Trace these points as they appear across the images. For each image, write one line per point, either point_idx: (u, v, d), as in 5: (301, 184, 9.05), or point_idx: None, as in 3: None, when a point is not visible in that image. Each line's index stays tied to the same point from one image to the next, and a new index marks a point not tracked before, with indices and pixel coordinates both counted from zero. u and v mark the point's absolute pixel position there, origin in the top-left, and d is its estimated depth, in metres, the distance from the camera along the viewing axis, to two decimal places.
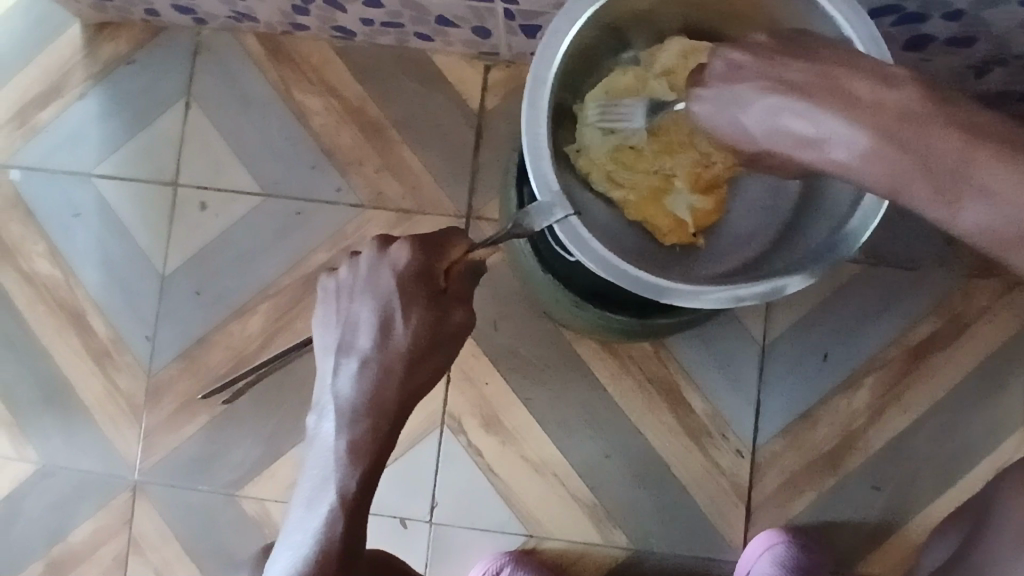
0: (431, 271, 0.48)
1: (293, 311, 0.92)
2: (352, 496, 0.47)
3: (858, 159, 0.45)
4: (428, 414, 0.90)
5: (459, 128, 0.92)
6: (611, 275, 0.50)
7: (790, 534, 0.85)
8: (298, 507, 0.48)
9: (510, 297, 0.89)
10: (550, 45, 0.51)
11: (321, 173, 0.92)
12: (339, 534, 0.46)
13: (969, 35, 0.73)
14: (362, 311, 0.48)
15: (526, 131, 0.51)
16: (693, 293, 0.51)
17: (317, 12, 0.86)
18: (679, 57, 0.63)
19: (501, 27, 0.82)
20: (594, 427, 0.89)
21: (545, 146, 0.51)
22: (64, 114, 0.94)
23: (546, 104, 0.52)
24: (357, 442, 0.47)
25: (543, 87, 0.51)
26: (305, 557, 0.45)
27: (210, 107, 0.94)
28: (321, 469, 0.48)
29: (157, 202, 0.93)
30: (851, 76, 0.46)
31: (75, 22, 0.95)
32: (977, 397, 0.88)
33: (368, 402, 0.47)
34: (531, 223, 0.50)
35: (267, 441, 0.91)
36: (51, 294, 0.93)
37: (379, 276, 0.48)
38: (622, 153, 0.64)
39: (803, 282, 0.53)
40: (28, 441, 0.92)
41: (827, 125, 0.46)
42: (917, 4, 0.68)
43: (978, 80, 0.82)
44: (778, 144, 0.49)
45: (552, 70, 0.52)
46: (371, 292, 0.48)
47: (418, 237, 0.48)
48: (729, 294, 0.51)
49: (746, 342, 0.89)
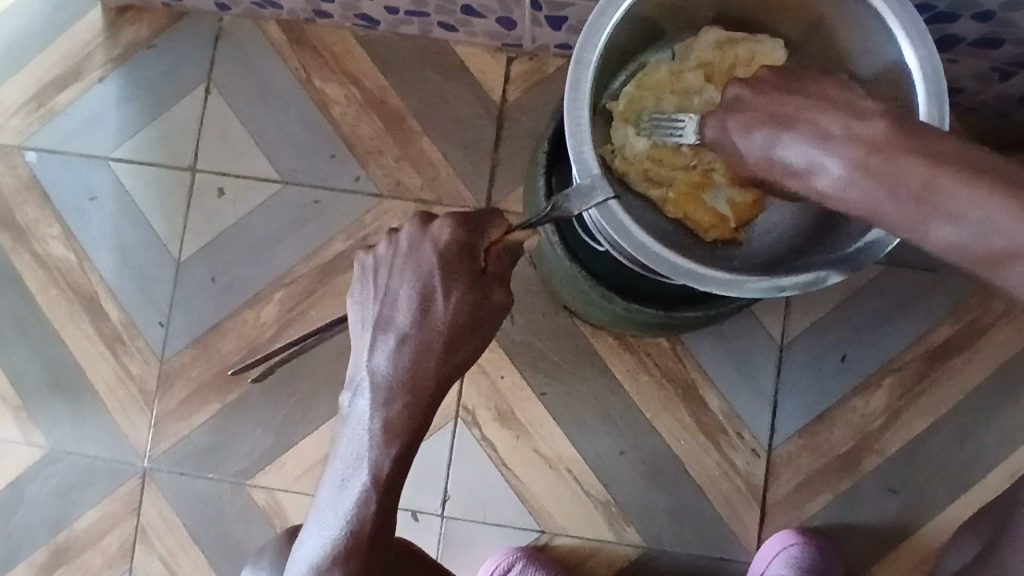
0: (473, 250, 0.47)
1: (309, 300, 0.91)
2: (385, 477, 0.47)
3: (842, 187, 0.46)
4: (442, 407, 0.89)
5: (480, 120, 0.91)
6: (652, 262, 0.50)
7: (804, 536, 0.85)
8: (330, 484, 0.49)
9: (527, 291, 0.88)
10: (594, 29, 0.51)
11: (340, 162, 0.92)
12: (372, 514, 0.47)
13: (999, 36, 0.73)
14: (402, 287, 0.47)
15: (568, 113, 0.50)
16: (731, 283, 0.50)
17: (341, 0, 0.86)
18: (715, 48, 0.64)
19: (526, 18, 0.82)
20: (609, 423, 0.88)
21: (587, 129, 0.50)
22: (82, 97, 0.94)
23: (588, 87, 0.51)
24: (393, 421, 0.47)
25: (585, 71, 0.51)
26: (338, 535, 0.46)
27: (230, 94, 0.93)
28: (354, 448, 0.48)
29: (174, 187, 0.93)
30: (823, 111, 0.48)
31: (96, 4, 0.94)
32: (995, 401, 0.88)
33: (405, 380, 0.47)
34: (569, 206, 0.50)
35: (278, 430, 0.91)
36: (64, 278, 0.92)
37: (421, 253, 0.47)
38: (659, 151, 0.63)
39: (842, 276, 0.53)
40: (37, 426, 0.91)
41: (810, 156, 0.48)
42: (949, 3, 0.68)
43: (1004, 82, 0.81)
44: (775, 174, 0.51)
45: (596, 53, 0.51)
46: (412, 268, 0.47)
47: (460, 215, 0.48)
48: (769, 283, 0.51)
49: (764, 341, 0.89)
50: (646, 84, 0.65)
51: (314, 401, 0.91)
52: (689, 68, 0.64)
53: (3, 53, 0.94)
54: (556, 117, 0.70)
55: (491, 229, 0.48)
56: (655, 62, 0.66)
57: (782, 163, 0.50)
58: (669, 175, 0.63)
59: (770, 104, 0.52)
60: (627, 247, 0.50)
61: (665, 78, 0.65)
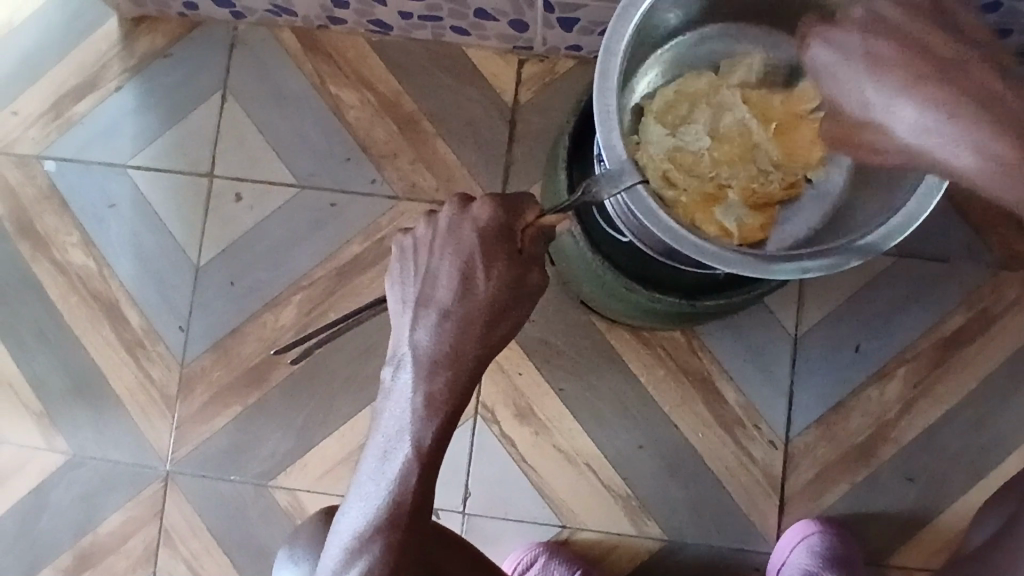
0: (511, 229, 0.49)
1: (328, 301, 0.92)
2: (427, 450, 0.48)
3: (978, 166, 0.46)
4: (461, 405, 0.90)
5: (493, 121, 0.93)
6: (682, 247, 0.51)
7: (823, 525, 0.85)
8: (372, 456, 0.50)
9: (542, 288, 0.90)
10: (624, 17, 0.52)
11: (356, 165, 0.93)
12: (413, 486, 0.48)
13: (1006, 25, 0.74)
14: (443, 266, 0.48)
15: (598, 101, 0.51)
16: (759, 265, 0.52)
17: (356, 6, 0.87)
18: (756, 76, 0.69)
19: (539, 20, 0.84)
20: (627, 418, 0.89)
21: (616, 117, 0.51)
22: (100, 106, 0.95)
23: (617, 74, 0.52)
24: (434, 394, 0.48)
25: (615, 58, 0.52)
26: (380, 506, 0.48)
27: (246, 100, 0.95)
28: (395, 421, 0.49)
29: (192, 193, 0.94)
30: (970, 76, 0.46)
31: (113, 15, 0.96)
32: (1009, 388, 0.89)
33: (447, 356, 0.48)
34: (599, 190, 0.51)
35: (298, 432, 0.91)
36: (85, 285, 0.93)
37: (460, 233, 0.49)
38: (680, 156, 0.65)
39: (863, 259, 0.54)
40: (59, 432, 0.92)
41: (943, 128, 0.46)
42: None
43: None
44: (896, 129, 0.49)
45: (624, 41, 0.52)
46: (452, 247, 0.49)
47: (497, 197, 0.49)
48: (794, 266, 0.52)
49: (779, 333, 0.90)
50: (689, 87, 0.68)
51: (334, 403, 0.91)
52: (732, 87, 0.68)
53: (22, 64, 0.95)
54: (576, 110, 0.71)
55: (527, 211, 0.49)
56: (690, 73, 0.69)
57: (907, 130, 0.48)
58: (684, 180, 0.64)
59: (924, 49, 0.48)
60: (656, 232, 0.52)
61: (699, 88, 0.68)
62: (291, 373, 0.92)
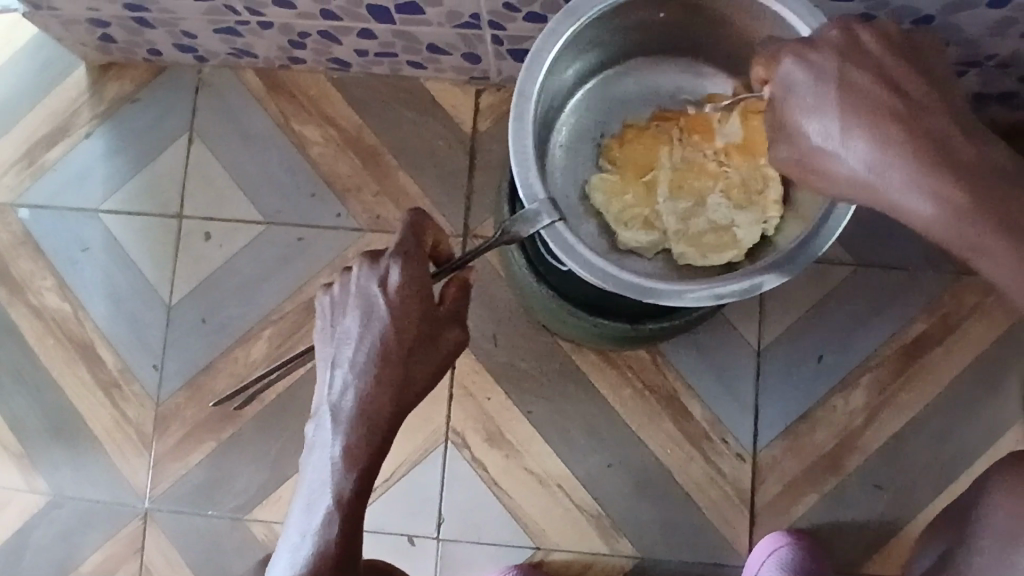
0: (418, 285, 0.53)
1: (298, 334, 0.94)
2: (347, 497, 0.54)
3: (933, 218, 0.48)
4: (431, 432, 0.91)
5: (453, 152, 0.95)
6: (600, 279, 0.54)
7: (793, 537, 0.86)
8: (301, 503, 0.55)
9: (507, 313, 0.91)
10: (534, 63, 0.55)
11: (321, 201, 0.95)
12: (336, 532, 0.53)
13: (941, 39, 0.76)
14: (355, 326, 0.54)
15: (513, 147, 0.54)
16: (674, 291, 0.54)
17: (314, 46, 0.89)
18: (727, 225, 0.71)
19: (490, 53, 0.86)
20: (595, 438, 0.90)
21: (530, 157, 0.54)
22: (71, 152, 0.97)
23: (530, 117, 0.55)
24: (352, 445, 0.53)
25: (527, 104, 0.55)
26: (305, 553, 0.53)
27: (213, 141, 0.97)
28: (320, 471, 0.55)
29: (163, 234, 0.96)
30: (922, 130, 0.48)
31: (81, 64, 0.99)
32: (973, 393, 0.89)
33: (364, 410, 0.53)
34: (519, 230, 0.54)
35: (273, 464, 0.93)
36: (60, 327, 0.95)
37: (371, 295, 0.53)
38: (661, 137, 0.74)
39: (778, 280, 0.56)
40: (39, 473, 0.94)
41: (900, 180, 0.48)
42: (887, 12, 0.72)
43: (955, 82, 0.85)
44: (842, 182, 0.50)
45: (536, 84, 0.56)
46: (363, 310, 0.54)
47: (402, 248, 0.54)
48: (707, 293, 0.54)
49: (742, 348, 0.91)
50: (730, 157, 0.72)
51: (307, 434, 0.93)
52: (731, 205, 0.71)
53: None
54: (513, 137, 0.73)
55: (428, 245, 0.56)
56: (635, 113, 0.77)
57: (820, 139, 0.50)
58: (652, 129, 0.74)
59: (875, 97, 0.49)
60: (575, 266, 0.54)
61: (636, 128, 0.75)
62: (264, 407, 0.93)
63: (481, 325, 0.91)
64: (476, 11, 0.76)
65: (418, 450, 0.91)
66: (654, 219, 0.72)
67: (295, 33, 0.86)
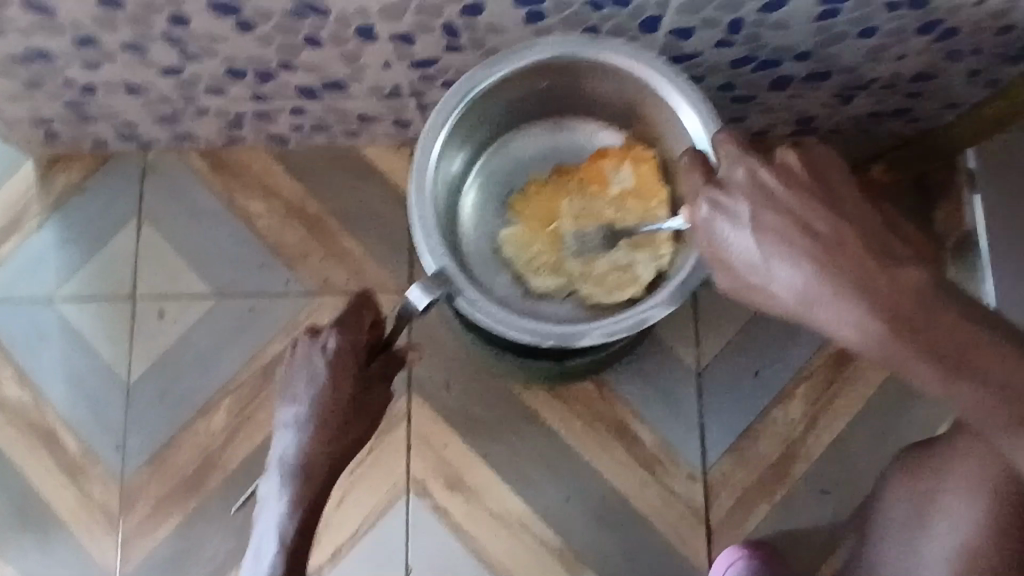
0: (353, 353, 0.68)
1: (257, 401, 0.97)
2: (290, 537, 0.67)
3: (868, 344, 0.51)
4: (392, 483, 0.93)
5: (394, 212, 1.00)
6: (508, 331, 0.69)
7: (750, 548, 0.89)
8: (255, 541, 0.69)
9: (456, 360, 0.95)
10: (422, 156, 0.72)
11: (270, 270, 0.99)
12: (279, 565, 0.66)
13: (825, 70, 0.83)
14: (301, 391, 0.69)
15: (415, 222, 0.69)
16: (571, 333, 0.68)
17: (252, 127, 0.95)
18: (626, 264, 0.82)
19: (415, 117, 0.91)
20: (552, 472, 0.94)
21: (431, 232, 0.69)
22: (23, 244, 1.01)
23: (426, 197, 0.70)
24: (297, 492, 0.69)
25: (421, 189, 0.70)
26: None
27: (161, 221, 1.01)
28: (272, 516, 0.69)
29: (118, 315, 0.99)
30: (846, 259, 0.51)
31: (28, 158, 1.02)
32: (901, 392, 0.95)
33: (305, 463, 0.69)
34: (428, 295, 0.67)
35: (240, 531, 0.94)
36: (21, 415, 0.97)
37: (314, 365, 0.69)
38: (564, 190, 0.84)
39: (666, 309, 0.69)
40: (7, 562, 0.94)
41: (831, 308, 0.51)
42: (769, 51, 0.79)
43: (847, 105, 0.90)
44: (775, 307, 0.54)
45: (427, 174, 0.72)
46: (309, 376, 0.69)
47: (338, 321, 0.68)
48: (601, 331, 0.68)
49: (682, 372, 0.96)
50: (626, 204, 0.83)
51: None
52: (629, 247, 0.82)
53: None
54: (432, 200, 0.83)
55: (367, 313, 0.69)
56: (537, 169, 0.87)
57: (748, 266, 0.54)
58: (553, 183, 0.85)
59: (795, 225, 0.53)
60: (483, 322, 0.69)
61: (538, 182, 0.85)
62: (228, 475, 0.95)
63: (431, 375, 0.95)
64: (397, 84, 0.82)
65: (381, 502, 0.93)
66: (560, 267, 0.83)
67: (233, 117, 0.92)
